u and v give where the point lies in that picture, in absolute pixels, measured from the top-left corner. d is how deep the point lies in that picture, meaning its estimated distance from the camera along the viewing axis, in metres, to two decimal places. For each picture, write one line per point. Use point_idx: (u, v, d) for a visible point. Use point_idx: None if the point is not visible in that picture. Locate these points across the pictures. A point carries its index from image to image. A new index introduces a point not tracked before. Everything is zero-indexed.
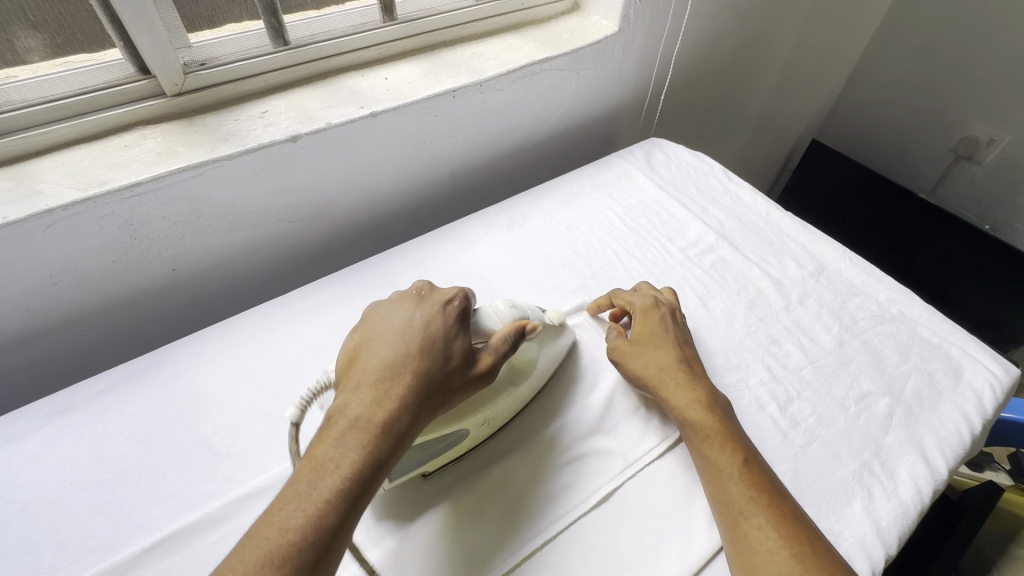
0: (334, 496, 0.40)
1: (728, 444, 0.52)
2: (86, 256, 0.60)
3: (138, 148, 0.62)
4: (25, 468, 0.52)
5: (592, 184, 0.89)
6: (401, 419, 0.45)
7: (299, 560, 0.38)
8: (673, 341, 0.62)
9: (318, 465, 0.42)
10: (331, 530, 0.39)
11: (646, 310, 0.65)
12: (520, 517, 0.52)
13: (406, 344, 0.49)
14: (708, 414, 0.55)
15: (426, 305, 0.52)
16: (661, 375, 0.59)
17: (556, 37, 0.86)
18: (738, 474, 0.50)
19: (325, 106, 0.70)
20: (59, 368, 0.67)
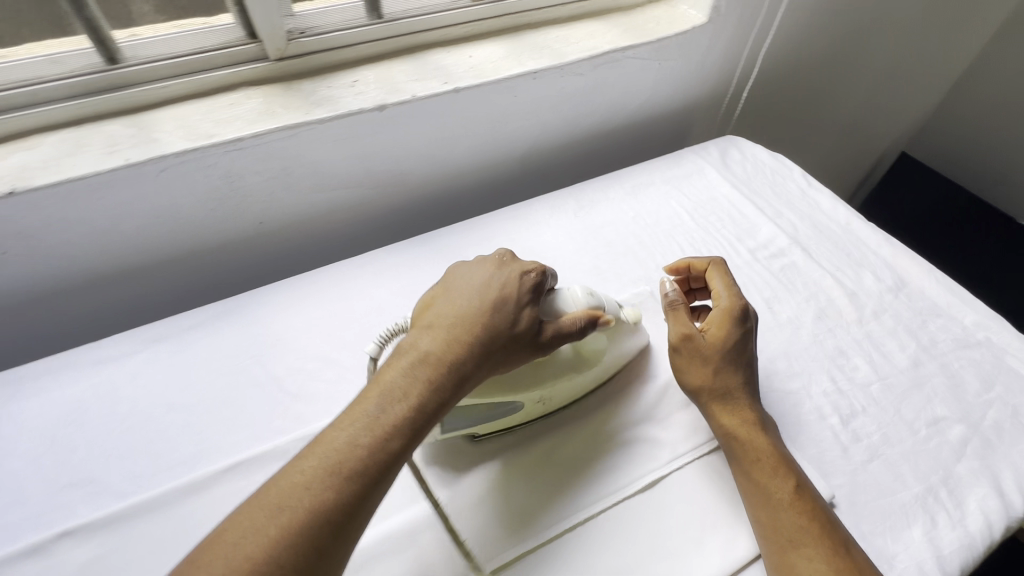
0: (399, 425, 0.42)
1: (781, 468, 0.51)
2: (188, 202, 0.66)
3: (242, 107, 0.67)
4: (126, 384, 0.58)
5: (663, 176, 0.88)
6: (466, 365, 0.47)
7: (359, 475, 0.40)
8: (742, 360, 0.57)
9: (387, 391, 0.44)
10: (393, 454, 0.41)
11: (728, 317, 0.58)
12: (553, 497, 0.52)
13: (479, 302, 0.50)
14: (758, 436, 0.53)
15: (505, 270, 0.53)
16: (718, 391, 0.55)
17: (641, 25, 0.85)
18: (792, 501, 0.48)
19: (411, 79, 0.73)
20: (156, 302, 0.74)
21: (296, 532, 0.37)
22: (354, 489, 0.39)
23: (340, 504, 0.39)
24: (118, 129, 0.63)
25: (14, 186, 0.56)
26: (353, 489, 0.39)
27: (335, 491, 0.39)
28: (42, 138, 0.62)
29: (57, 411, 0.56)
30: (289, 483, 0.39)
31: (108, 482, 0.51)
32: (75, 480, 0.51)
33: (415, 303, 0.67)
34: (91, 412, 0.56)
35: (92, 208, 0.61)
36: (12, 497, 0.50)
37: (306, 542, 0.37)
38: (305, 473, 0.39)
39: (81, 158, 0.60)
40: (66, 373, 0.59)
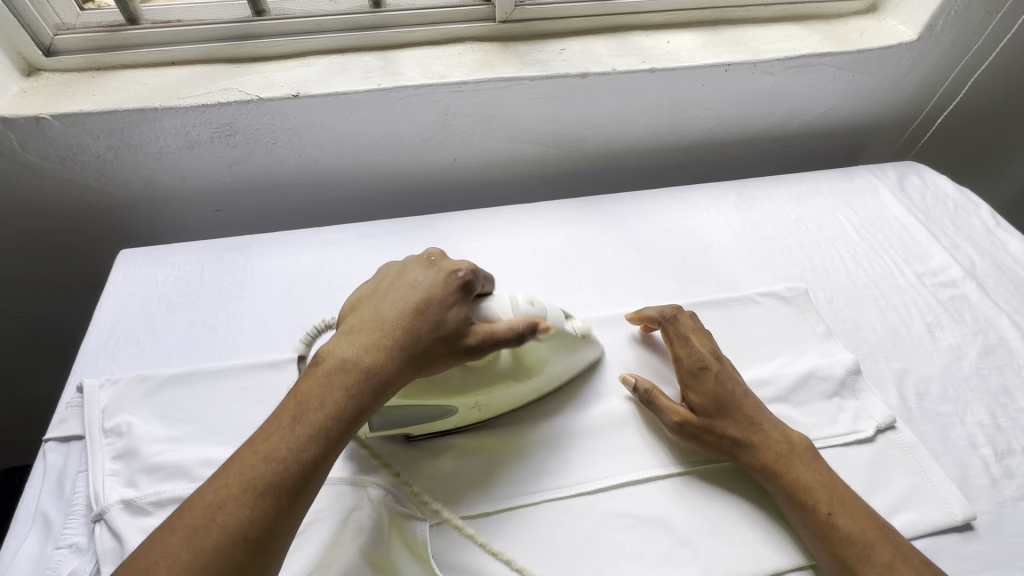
0: (315, 433, 0.44)
1: (827, 495, 0.51)
2: (409, 128, 0.78)
3: (467, 57, 0.78)
4: (342, 264, 0.71)
5: (831, 188, 0.88)
6: (385, 372, 0.48)
7: (278, 489, 0.41)
8: (744, 411, 0.56)
9: (303, 401, 0.45)
10: (311, 463, 0.43)
11: (700, 372, 0.57)
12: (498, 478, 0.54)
13: (401, 306, 0.51)
14: (789, 463, 0.53)
15: (434, 271, 0.54)
16: (736, 445, 0.54)
17: (842, 35, 0.86)
18: (832, 524, 0.49)
19: (612, 54, 0.80)
20: (357, 210, 0.88)
21: (215, 551, 0.38)
22: (274, 503, 0.41)
23: (262, 519, 0.40)
24: (372, 61, 0.77)
25: (299, 92, 0.71)
26: (273, 502, 0.41)
27: (252, 505, 0.40)
28: (315, 59, 0.77)
29: (291, 273, 0.70)
30: (206, 502, 0.40)
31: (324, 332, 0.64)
32: (302, 324, 0.65)
33: (576, 254, 0.74)
34: (315, 278, 0.70)
35: (343, 119, 0.75)
36: (259, 324, 0.64)
37: (227, 558, 0.38)
38: (220, 491, 0.40)
39: (344, 79, 0.74)
40: (301, 246, 0.73)
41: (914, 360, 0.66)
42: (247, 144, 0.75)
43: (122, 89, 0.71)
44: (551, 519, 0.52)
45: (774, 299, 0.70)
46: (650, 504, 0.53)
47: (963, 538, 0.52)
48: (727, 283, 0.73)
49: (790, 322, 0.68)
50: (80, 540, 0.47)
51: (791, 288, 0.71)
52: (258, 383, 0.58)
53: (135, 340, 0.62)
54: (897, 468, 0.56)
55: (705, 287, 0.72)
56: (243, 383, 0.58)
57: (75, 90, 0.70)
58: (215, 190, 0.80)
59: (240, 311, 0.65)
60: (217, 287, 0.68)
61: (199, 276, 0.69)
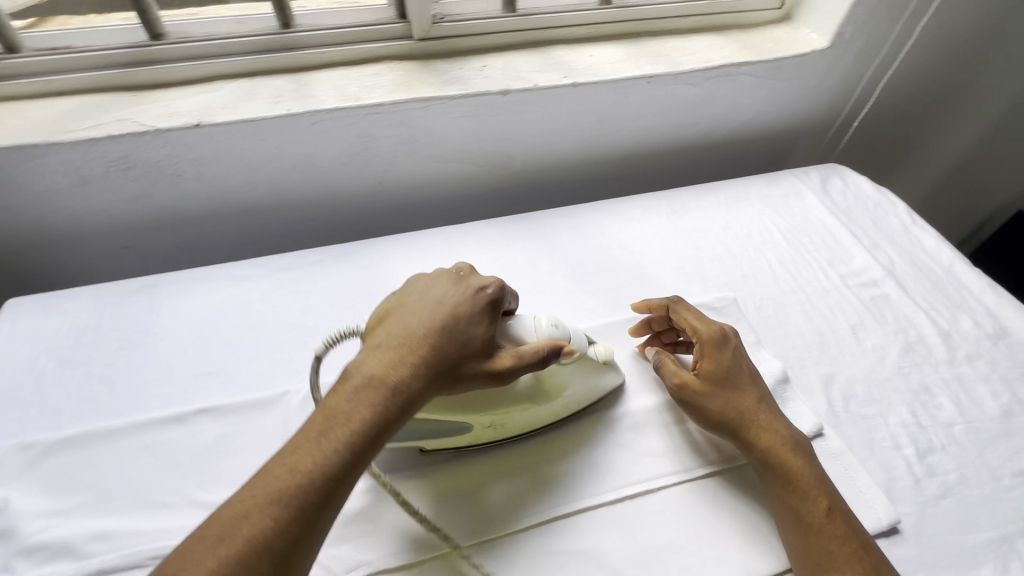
0: (340, 450, 0.40)
1: (821, 491, 0.51)
2: (327, 152, 0.75)
3: (384, 77, 0.75)
4: (258, 301, 0.67)
5: (759, 194, 0.89)
6: (413, 386, 0.44)
7: (299, 507, 0.38)
8: (749, 382, 0.57)
9: (329, 416, 0.42)
10: (335, 481, 0.40)
11: (715, 345, 0.58)
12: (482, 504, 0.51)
13: (428, 319, 0.48)
14: (792, 456, 0.53)
15: (461, 286, 0.51)
16: (742, 416, 0.54)
17: (759, 44, 0.87)
18: (821, 523, 0.49)
19: (534, 70, 0.79)
20: (282, 239, 0.84)
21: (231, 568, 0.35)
22: (294, 523, 0.38)
23: (282, 538, 0.37)
24: (283, 84, 0.73)
25: (201, 120, 0.67)
26: (296, 517, 0.38)
27: (273, 522, 0.37)
28: (221, 84, 0.73)
29: (201, 314, 0.65)
30: (226, 515, 0.37)
31: (239, 377, 0.60)
32: (212, 370, 0.60)
33: (508, 275, 0.73)
34: (228, 317, 0.65)
35: (253, 146, 0.71)
36: (163, 373, 0.60)
37: None
38: (241, 505, 0.38)
39: (252, 104, 0.70)
40: (211, 284, 0.68)
41: (839, 363, 0.67)
42: (148, 177, 0.70)
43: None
44: None
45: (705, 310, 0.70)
46: (584, 536, 0.51)
47: (890, 543, 0.52)
48: (660, 296, 0.73)
49: None
50: None
51: (721, 299, 0.71)
52: (161, 440, 0.54)
53: (19, 402, 0.56)
54: None
55: (638, 302, 0.71)
56: (143, 442, 0.54)
57: None
58: (120, 226, 0.75)
59: (142, 361, 0.60)
60: (118, 335, 0.62)
61: (96, 324, 0.63)
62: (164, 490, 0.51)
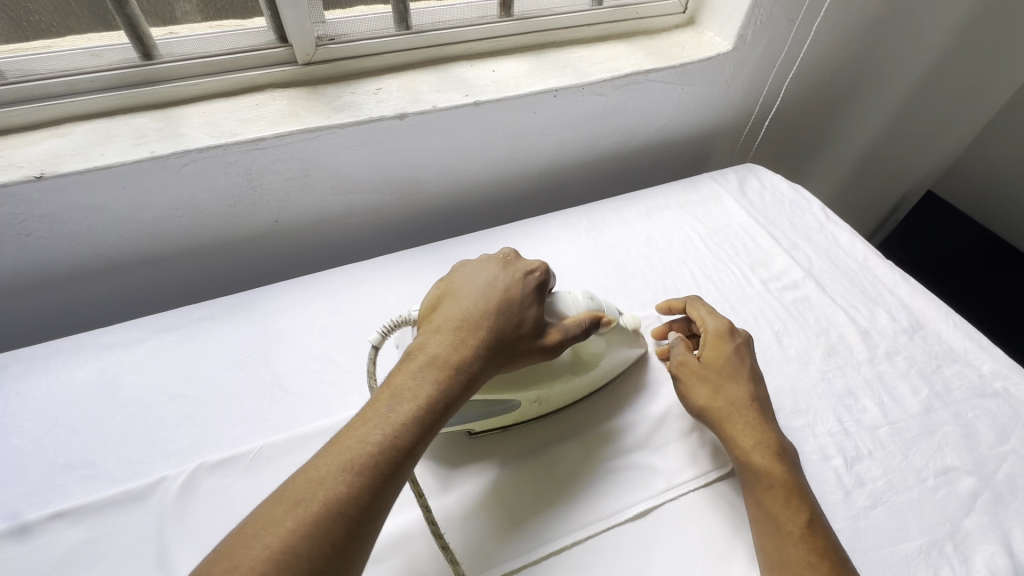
0: (410, 420, 0.42)
1: (797, 498, 0.49)
2: (207, 195, 0.67)
3: (267, 107, 0.69)
4: (132, 371, 0.59)
5: (678, 201, 0.88)
6: (472, 365, 0.47)
7: (375, 473, 0.39)
8: (748, 373, 0.58)
9: (397, 390, 0.44)
10: (406, 449, 0.41)
11: (719, 336, 0.60)
12: (523, 522, 0.51)
13: (484, 303, 0.51)
14: (772, 459, 0.51)
15: (512, 272, 0.54)
16: (730, 409, 0.55)
17: (665, 50, 0.86)
18: (790, 530, 0.47)
19: (433, 90, 0.74)
20: (170, 290, 0.75)
21: (311, 528, 0.36)
22: (369, 486, 0.39)
23: (358, 503, 0.38)
24: (148, 123, 0.65)
25: (43, 171, 0.58)
26: (371, 481, 0.39)
27: (351, 485, 0.38)
28: (73, 127, 0.64)
29: (61, 394, 0.57)
30: (306, 478, 0.38)
31: (107, 466, 0.52)
32: (74, 462, 0.52)
33: None
34: (95, 395, 0.57)
35: (115, 195, 0.63)
36: (11, 473, 0.51)
37: (320, 539, 0.36)
38: (318, 471, 0.39)
39: (109, 148, 0.62)
40: (74, 357, 0.60)
41: (766, 374, 0.65)
42: None
43: None
44: None
45: None
46: None
47: None
48: None
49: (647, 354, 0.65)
50: None
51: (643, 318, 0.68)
52: (4, 559, 0.46)
53: None
54: None
55: None
56: None
57: None
58: None
59: None
60: None
61: None
62: None
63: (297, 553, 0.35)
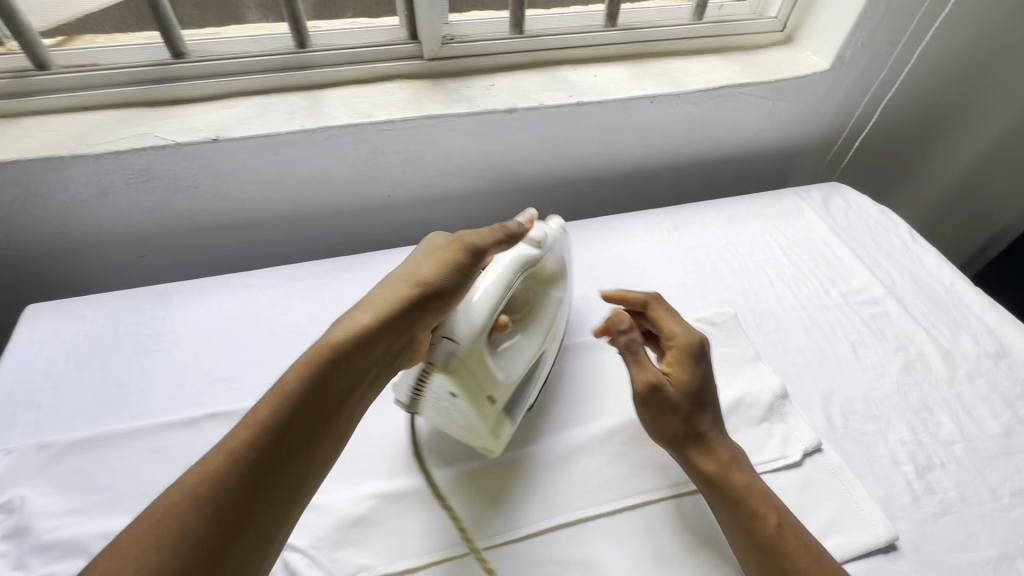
0: (298, 390, 0.43)
1: (766, 505, 0.50)
2: (339, 166, 0.77)
3: (395, 95, 0.78)
4: (268, 309, 0.69)
5: (761, 212, 0.90)
6: (355, 333, 0.48)
7: (256, 439, 0.40)
8: (706, 385, 0.57)
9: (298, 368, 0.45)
10: (289, 414, 0.42)
11: (683, 351, 0.58)
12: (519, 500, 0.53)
13: (394, 284, 0.53)
14: (736, 473, 0.52)
15: (421, 252, 0.56)
16: (691, 429, 0.54)
17: (761, 66, 0.90)
18: (775, 541, 0.48)
19: (541, 89, 0.81)
20: (292, 248, 0.86)
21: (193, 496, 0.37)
22: (251, 452, 0.40)
23: (237, 468, 0.39)
24: (298, 101, 0.76)
25: (218, 135, 0.69)
26: (251, 449, 0.40)
27: (232, 455, 0.39)
28: (239, 100, 0.76)
29: (213, 321, 0.67)
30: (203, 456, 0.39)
31: (248, 383, 0.61)
32: (224, 376, 0.62)
33: None
34: (239, 325, 0.67)
35: (267, 160, 0.73)
36: (175, 378, 0.61)
37: (199, 502, 0.37)
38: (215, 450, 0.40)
39: (268, 120, 0.72)
40: (224, 292, 0.71)
41: (839, 380, 0.67)
42: (167, 188, 0.73)
43: (30, 135, 0.68)
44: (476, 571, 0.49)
45: (705, 325, 0.71)
46: (584, 543, 0.51)
47: (888, 559, 0.52)
48: None
49: (724, 347, 0.69)
50: None
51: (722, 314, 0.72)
52: (172, 443, 0.55)
53: (38, 403, 0.58)
54: (823, 492, 0.56)
55: None
56: (154, 444, 0.55)
57: None
58: (137, 236, 0.77)
59: (157, 366, 0.62)
60: (133, 340, 0.65)
61: (113, 329, 0.65)
62: None
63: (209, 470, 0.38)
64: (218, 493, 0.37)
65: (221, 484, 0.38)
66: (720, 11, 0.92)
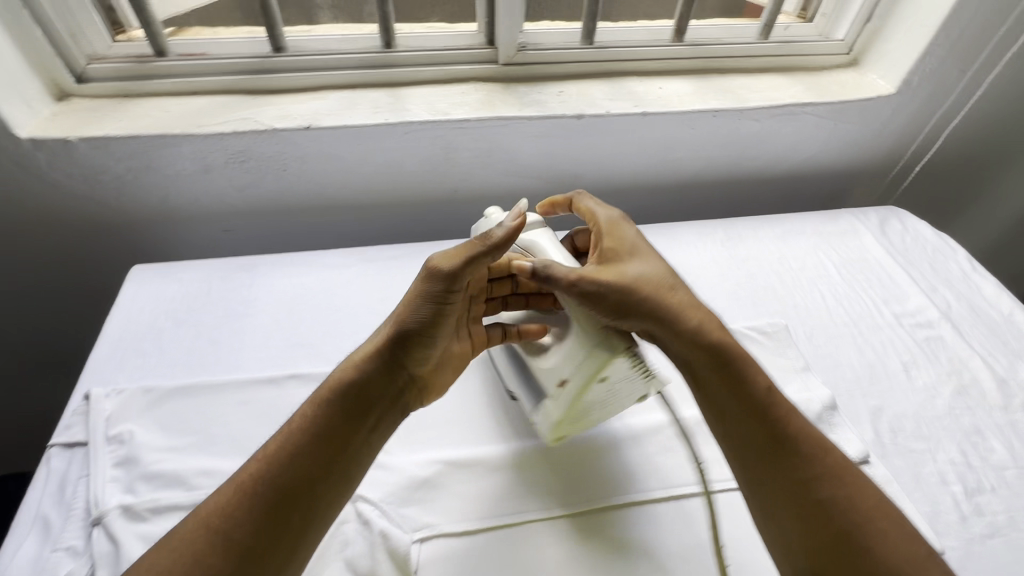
0: (285, 444, 0.47)
1: (747, 361, 0.52)
2: (414, 159, 0.82)
3: (471, 96, 0.83)
4: (343, 286, 0.75)
5: (815, 230, 0.91)
6: (341, 386, 0.50)
7: (246, 492, 0.44)
8: (646, 254, 0.58)
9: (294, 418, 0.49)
10: (275, 467, 0.45)
11: (613, 227, 0.60)
12: (561, 482, 0.56)
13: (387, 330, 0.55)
14: (720, 333, 0.53)
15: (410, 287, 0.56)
16: (656, 292, 0.54)
17: (825, 86, 0.91)
18: (769, 401, 0.50)
19: (607, 98, 0.85)
20: (362, 234, 0.92)
21: (190, 540, 0.42)
22: (240, 503, 0.44)
23: (225, 520, 0.43)
24: (381, 97, 0.82)
25: (311, 123, 0.76)
26: (239, 502, 0.44)
27: (223, 505, 0.44)
28: (328, 93, 0.82)
29: (294, 293, 0.73)
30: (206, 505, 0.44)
31: (324, 351, 0.67)
32: (303, 343, 0.68)
33: None
34: (316, 298, 0.73)
35: (351, 149, 0.79)
36: (260, 342, 0.67)
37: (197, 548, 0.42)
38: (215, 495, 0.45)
39: (355, 113, 0.79)
40: (304, 268, 0.77)
41: (889, 397, 0.68)
42: (259, 170, 0.79)
43: (147, 115, 0.75)
44: (531, 539, 0.52)
45: (756, 333, 0.73)
46: (632, 525, 0.54)
47: None
48: None
49: (774, 356, 0.70)
50: (77, 543, 0.49)
51: (773, 324, 0.74)
52: (258, 397, 0.61)
53: (141, 352, 0.65)
54: None
55: None
56: (242, 397, 0.61)
57: (103, 115, 0.74)
58: (227, 212, 0.84)
59: (244, 330, 0.68)
60: (224, 304, 0.71)
61: (207, 293, 0.72)
62: (258, 440, 0.58)
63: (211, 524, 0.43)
64: (230, 530, 0.43)
65: (237, 526, 0.43)
66: (786, 32, 0.94)
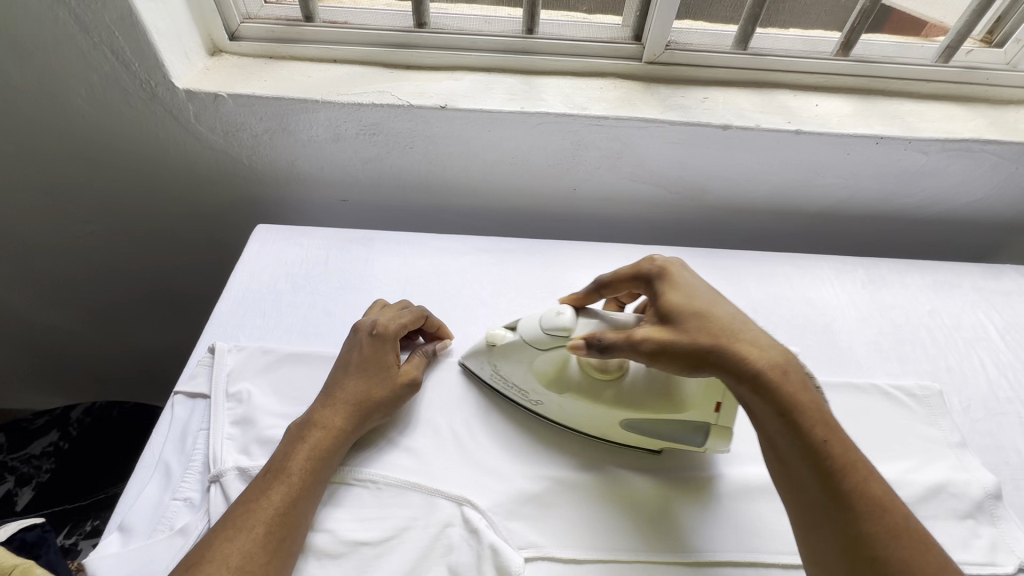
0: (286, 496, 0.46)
1: (812, 409, 0.44)
2: (540, 153, 0.79)
3: (609, 92, 0.78)
4: (456, 274, 0.73)
5: (974, 284, 0.80)
6: (309, 448, 0.50)
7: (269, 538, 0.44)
8: (706, 294, 0.51)
9: (279, 472, 0.48)
10: (286, 517, 0.46)
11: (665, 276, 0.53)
12: (674, 523, 0.51)
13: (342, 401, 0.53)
14: (787, 379, 0.45)
15: (354, 368, 0.56)
16: (720, 337, 0.47)
17: (1013, 124, 0.79)
18: (827, 454, 0.43)
19: (757, 110, 0.78)
20: (471, 219, 0.90)
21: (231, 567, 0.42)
22: (263, 547, 0.43)
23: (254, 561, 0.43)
24: (516, 84, 0.79)
25: (447, 104, 0.74)
26: (263, 543, 0.44)
27: (248, 546, 0.43)
28: (462, 74, 0.80)
29: (407, 275, 0.72)
30: (241, 542, 0.43)
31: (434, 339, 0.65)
32: None
33: None
34: (427, 283, 0.71)
35: (480, 135, 0.77)
36: None
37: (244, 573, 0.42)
38: (232, 530, 0.44)
39: (490, 97, 0.76)
40: (419, 250, 0.75)
41: None
42: (387, 144, 0.79)
43: (289, 78, 0.76)
44: None
45: (903, 394, 0.64)
46: None
47: None
48: (849, 366, 0.69)
49: (925, 424, 0.62)
50: (193, 496, 0.50)
51: (925, 387, 0.65)
52: None
53: (261, 313, 0.66)
54: None
55: (825, 368, 0.68)
56: None
57: (248, 74, 0.75)
58: (346, 183, 0.85)
59: (358, 304, 0.68)
60: (339, 276, 0.71)
61: (325, 262, 0.72)
62: None
63: (237, 563, 0.42)
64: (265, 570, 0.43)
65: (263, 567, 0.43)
66: (969, 57, 0.83)
